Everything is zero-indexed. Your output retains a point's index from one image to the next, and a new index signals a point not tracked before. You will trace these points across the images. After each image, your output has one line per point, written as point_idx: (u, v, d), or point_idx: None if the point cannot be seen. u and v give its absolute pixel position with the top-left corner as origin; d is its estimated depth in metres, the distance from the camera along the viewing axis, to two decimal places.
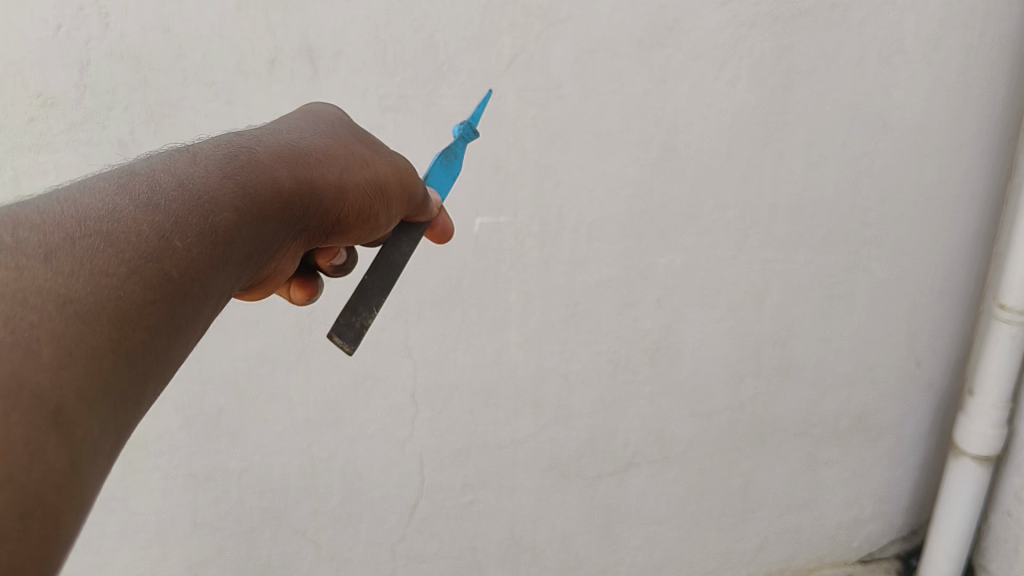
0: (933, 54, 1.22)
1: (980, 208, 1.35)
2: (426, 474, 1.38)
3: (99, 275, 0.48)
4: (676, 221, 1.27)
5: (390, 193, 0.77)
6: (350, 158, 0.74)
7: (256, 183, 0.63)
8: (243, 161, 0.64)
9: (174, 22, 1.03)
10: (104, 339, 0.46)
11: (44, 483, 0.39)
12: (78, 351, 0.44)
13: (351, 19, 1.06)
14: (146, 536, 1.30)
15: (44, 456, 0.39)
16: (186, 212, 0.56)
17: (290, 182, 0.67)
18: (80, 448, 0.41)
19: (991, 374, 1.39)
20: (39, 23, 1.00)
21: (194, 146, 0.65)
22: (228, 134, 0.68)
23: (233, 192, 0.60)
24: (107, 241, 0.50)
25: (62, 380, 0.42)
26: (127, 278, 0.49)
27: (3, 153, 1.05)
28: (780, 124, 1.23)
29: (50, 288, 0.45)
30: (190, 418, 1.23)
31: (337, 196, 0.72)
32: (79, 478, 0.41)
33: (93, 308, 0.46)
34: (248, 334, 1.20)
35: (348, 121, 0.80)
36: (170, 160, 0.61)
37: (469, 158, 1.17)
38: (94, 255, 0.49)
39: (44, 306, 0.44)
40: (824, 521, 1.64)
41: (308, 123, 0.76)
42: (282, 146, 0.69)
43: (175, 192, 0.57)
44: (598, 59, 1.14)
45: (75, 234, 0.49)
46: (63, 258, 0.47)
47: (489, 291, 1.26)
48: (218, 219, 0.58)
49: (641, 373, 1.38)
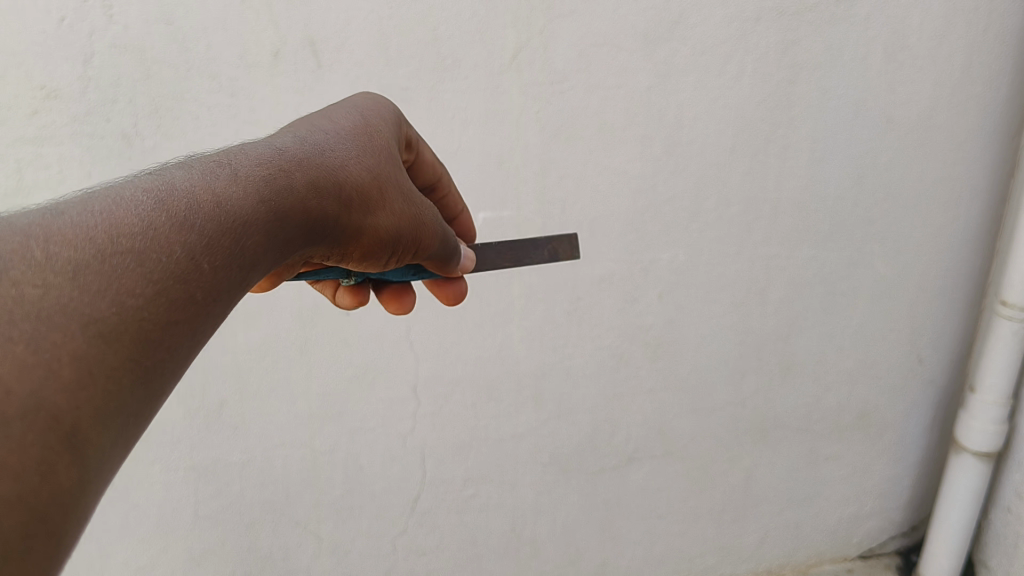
0: (936, 51, 1.22)
1: (982, 205, 1.36)
2: (428, 468, 1.39)
3: (127, 294, 0.39)
4: (679, 217, 1.27)
5: (402, 241, 0.71)
6: (383, 199, 0.67)
7: (298, 207, 0.54)
8: (288, 179, 0.54)
9: (178, 14, 1.03)
10: (126, 361, 0.38)
11: (50, 514, 0.33)
12: (99, 375, 0.37)
13: (356, 10, 1.06)
14: (147, 528, 1.30)
15: (53, 486, 0.34)
16: (224, 231, 0.47)
17: (327, 209, 0.59)
18: (92, 480, 0.36)
19: (992, 370, 1.39)
20: (42, 15, 0.99)
21: (234, 153, 0.54)
22: (266, 142, 0.58)
23: (272, 215, 0.51)
24: (140, 257, 0.41)
25: (82, 406, 0.35)
26: (156, 298, 0.41)
27: (6, 145, 1.04)
28: (783, 120, 1.23)
29: (74, 306, 0.37)
30: (193, 410, 1.23)
31: (357, 233, 0.65)
32: (86, 511, 0.35)
33: (119, 331, 0.38)
34: (250, 326, 1.20)
35: (391, 148, 0.72)
36: (210, 171, 0.50)
37: (473, 152, 1.16)
38: (123, 273, 0.40)
39: (66, 323, 0.36)
40: (824, 517, 1.64)
41: (361, 144, 0.67)
42: (328, 168, 0.60)
43: (215, 207, 0.47)
44: (603, 53, 1.14)
45: (105, 249, 0.40)
46: (90, 274, 0.38)
47: (492, 285, 1.26)
48: (253, 240, 0.49)
49: (642, 368, 1.39)
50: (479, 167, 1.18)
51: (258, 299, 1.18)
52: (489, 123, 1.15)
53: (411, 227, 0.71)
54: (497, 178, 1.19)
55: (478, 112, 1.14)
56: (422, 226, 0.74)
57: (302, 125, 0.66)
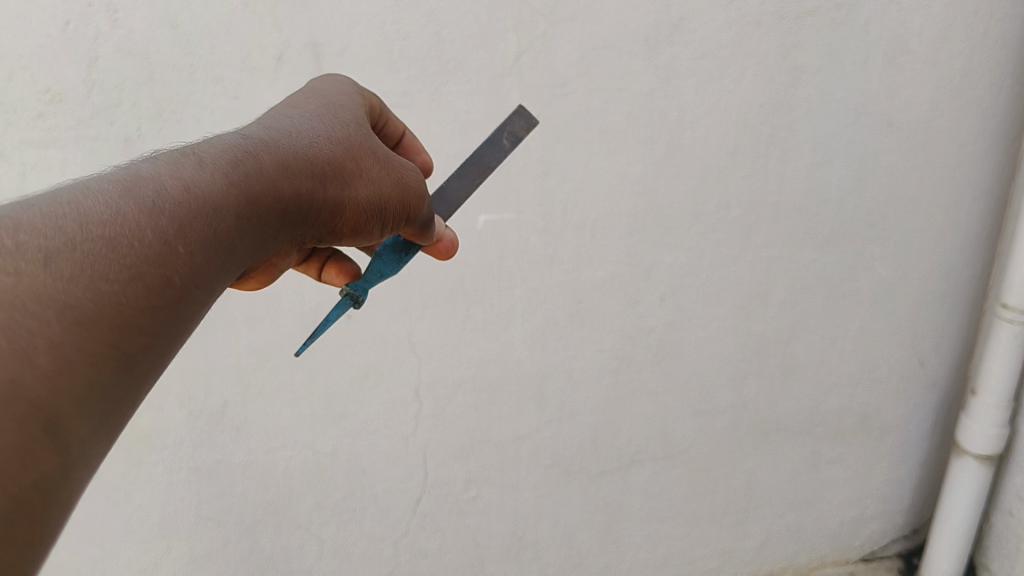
0: (936, 54, 1.23)
1: (982, 208, 1.36)
2: (430, 470, 1.39)
3: (99, 281, 0.48)
4: (680, 220, 1.27)
5: (389, 211, 0.74)
6: (357, 169, 0.72)
7: (260, 190, 0.61)
8: (250, 165, 0.61)
9: (183, 18, 1.03)
10: (100, 343, 0.47)
11: (34, 491, 0.42)
12: (77, 357, 0.46)
13: (359, 14, 1.07)
14: (149, 530, 1.30)
15: (36, 465, 0.43)
16: (188, 219, 0.55)
17: (293, 191, 0.65)
18: (70, 451, 0.45)
19: (993, 373, 1.39)
20: (48, 19, 1.00)
21: (200, 144, 0.62)
22: (231, 133, 0.65)
23: (236, 201, 0.59)
24: (109, 247, 0.50)
25: (58, 386, 0.45)
26: (126, 285, 0.50)
27: (11, 148, 1.05)
28: (784, 123, 1.23)
29: (51, 295, 0.46)
30: (195, 413, 1.23)
31: (337, 209, 0.70)
32: (72, 470, 0.45)
33: (92, 317, 0.47)
34: (253, 328, 1.20)
35: (361, 121, 0.76)
36: (174, 163, 0.58)
37: (475, 155, 1.17)
38: (93, 263, 0.49)
39: (44, 312, 0.45)
40: (825, 520, 1.64)
41: (329, 126, 0.73)
42: (291, 152, 0.66)
43: (179, 197, 0.55)
44: (604, 56, 1.14)
45: (77, 238, 0.49)
46: (65, 264, 0.47)
47: (494, 287, 1.26)
48: (218, 224, 0.57)
49: (644, 371, 1.39)
50: None
51: (261, 301, 1.18)
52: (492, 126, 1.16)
53: (398, 188, 0.75)
54: (499, 180, 1.19)
55: (480, 115, 1.15)
56: (411, 185, 0.76)
57: (271, 115, 0.73)
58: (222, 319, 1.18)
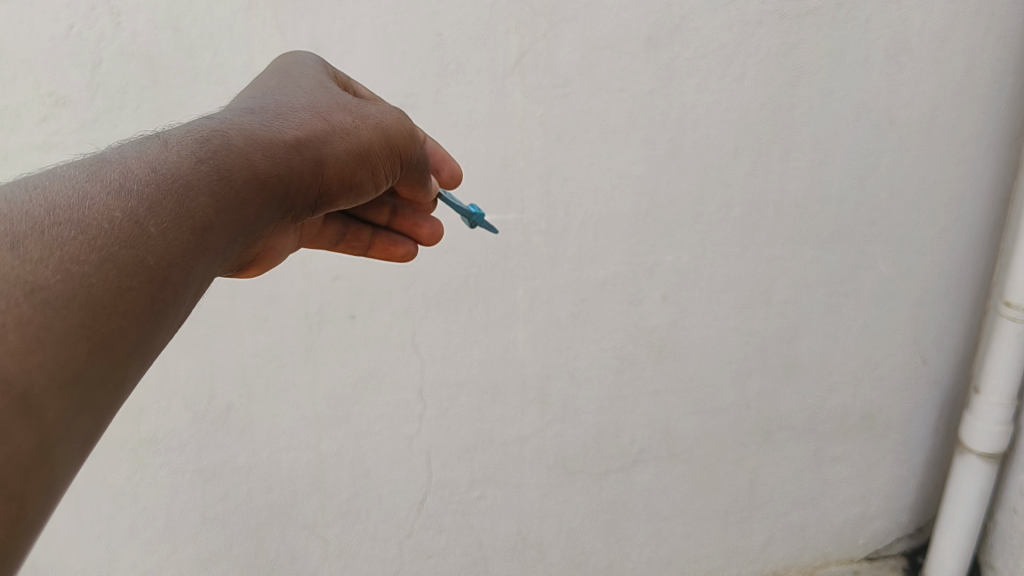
0: (937, 52, 1.23)
1: (985, 206, 1.36)
2: (434, 470, 1.39)
3: (69, 263, 0.46)
4: (683, 219, 1.27)
5: (373, 158, 0.80)
6: (330, 132, 0.75)
7: (234, 165, 0.60)
8: (220, 141, 0.60)
9: (185, 21, 1.04)
10: (74, 326, 0.44)
11: (8, 465, 0.39)
12: (47, 339, 0.43)
13: (361, 17, 1.07)
14: (155, 532, 1.31)
15: (10, 441, 0.40)
16: (161, 196, 0.52)
17: (270, 161, 0.64)
18: (48, 431, 0.42)
19: (995, 371, 1.40)
20: (51, 23, 1.01)
21: (169, 131, 0.61)
22: (201, 118, 0.65)
23: (209, 176, 0.57)
24: (78, 229, 0.47)
25: (31, 367, 0.42)
26: (99, 267, 0.47)
27: (15, 151, 1.06)
28: (787, 122, 1.23)
29: (18, 277, 0.43)
30: (199, 414, 1.23)
31: (320, 171, 0.72)
32: (52, 454, 0.42)
33: (64, 298, 0.44)
34: (257, 330, 1.20)
35: (330, 88, 0.82)
36: (142, 146, 0.57)
37: (477, 156, 1.17)
38: (62, 245, 0.46)
39: (12, 293, 0.43)
40: (830, 519, 1.64)
41: (297, 101, 0.76)
42: (260, 127, 0.67)
43: (148, 176, 0.53)
44: (606, 57, 1.15)
45: (43, 222, 0.46)
46: (31, 247, 0.45)
47: (498, 287, 1.27)
48: (194, 202, 0.54)
49: (647, 370, 1.39)
50: (484, 170, 1.18)
51: (266, 303, 1.19)
52: (493, 127, 1.16)
53: (376, 144, 0.80)
54: (502, 182, 1.19)
55: (482, 116, 1.15)
56: (390, 139, 0.82)
57: (240, 102, 0.74)
58: (227, 321, 1.19)
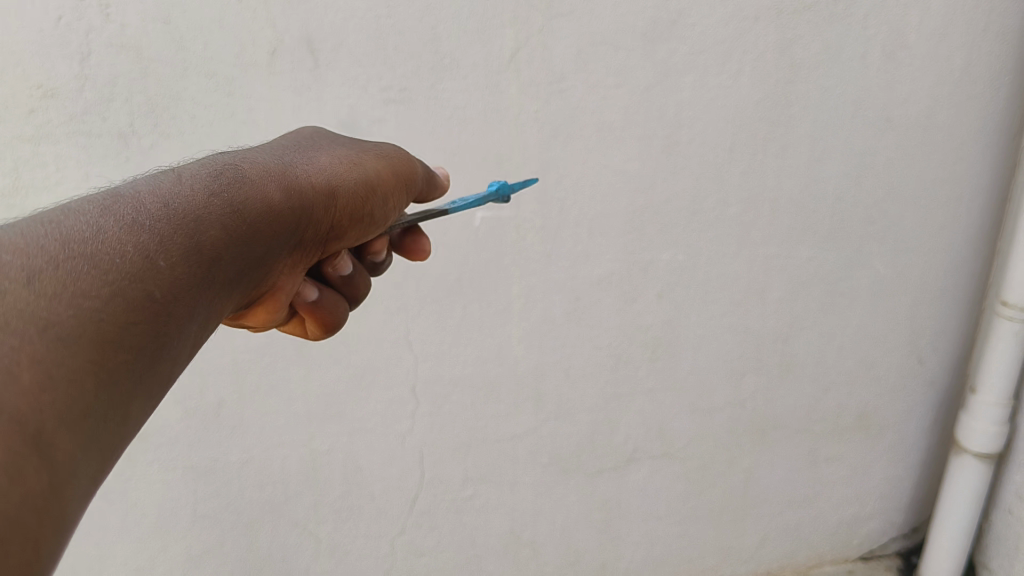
0: (936, 49, 1.22)
1: (982, 206, 1.35)
2: (426, 468, 1.38)
3: (81, 297, 0.47)
4: (678, 216, 1.26)
5: (383, 191, 0.77)
6: (337, 159, 0.75)
7: (245, 197, 0.63)
8: (233, 175, 0.64)
9: (175, 13, 1.03)
10: (85, 362, 0.45)
11: (25, 508, 0.38)
12: (58, 374, 0.43)
13: (353, 10, 1.06)
14: (146, 528, 1.29)
15: (24, 481, 0.38)
16: (172, 231, 0.55)
17: (280, 194, 0.66)
18: (61, 472, 0.41)
19: (992, 371, 1.39)
20: (40, 14, 1.00)
21: (181, 167, 0.65)
22: (210, 157, 0.67)
23: (220, 209, 0.60)
24: (91, 264, 0.49)
25: (43, 404, 0.41)
26: (109, 301, 0.48)
27: (3, 143, 1.04)
28: (783, 119, 1.22)
29: (32, 312, 0.44)
30: (190, 410, 1.22)
31: (331, 202, 0.72)
32: (63, 496, 0.40)
33: (76, 332, 0.45)
34: (248, 327, 1.19)
35: (329, 133, 0.83)
36: (153, 181, 0.60)
37: (471, 152, 1.16)
38: (76, 279, 0.47)
39: (26, 329, 0.43)
40: (825, 519, 1.64)
41: (298, 140, 0.78)
42: (267, 163, 0.69)
43: (159, 211, 0.56)
44: (601, 52, 1.14)
45: (57, 256, 0.48)
46: (46, 281, 0.46)
47: (492, 285, 1.26)
48: (205, 237, 0.57)
49: (642, 369, 1.38)
50: (478, 167, 1.17)
51: None
52: (488, 123, 1.15)
53: (384, 175, 0.78)
54: (496, 179, 1.18)
55: (476, 112, 1.14)
56: (396, 170, 0.79)
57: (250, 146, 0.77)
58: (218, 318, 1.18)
